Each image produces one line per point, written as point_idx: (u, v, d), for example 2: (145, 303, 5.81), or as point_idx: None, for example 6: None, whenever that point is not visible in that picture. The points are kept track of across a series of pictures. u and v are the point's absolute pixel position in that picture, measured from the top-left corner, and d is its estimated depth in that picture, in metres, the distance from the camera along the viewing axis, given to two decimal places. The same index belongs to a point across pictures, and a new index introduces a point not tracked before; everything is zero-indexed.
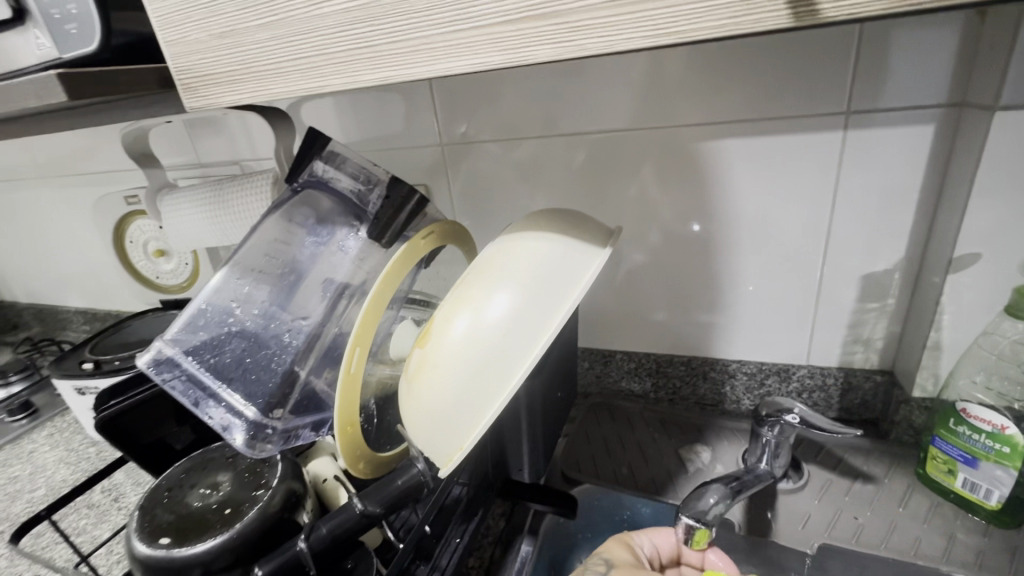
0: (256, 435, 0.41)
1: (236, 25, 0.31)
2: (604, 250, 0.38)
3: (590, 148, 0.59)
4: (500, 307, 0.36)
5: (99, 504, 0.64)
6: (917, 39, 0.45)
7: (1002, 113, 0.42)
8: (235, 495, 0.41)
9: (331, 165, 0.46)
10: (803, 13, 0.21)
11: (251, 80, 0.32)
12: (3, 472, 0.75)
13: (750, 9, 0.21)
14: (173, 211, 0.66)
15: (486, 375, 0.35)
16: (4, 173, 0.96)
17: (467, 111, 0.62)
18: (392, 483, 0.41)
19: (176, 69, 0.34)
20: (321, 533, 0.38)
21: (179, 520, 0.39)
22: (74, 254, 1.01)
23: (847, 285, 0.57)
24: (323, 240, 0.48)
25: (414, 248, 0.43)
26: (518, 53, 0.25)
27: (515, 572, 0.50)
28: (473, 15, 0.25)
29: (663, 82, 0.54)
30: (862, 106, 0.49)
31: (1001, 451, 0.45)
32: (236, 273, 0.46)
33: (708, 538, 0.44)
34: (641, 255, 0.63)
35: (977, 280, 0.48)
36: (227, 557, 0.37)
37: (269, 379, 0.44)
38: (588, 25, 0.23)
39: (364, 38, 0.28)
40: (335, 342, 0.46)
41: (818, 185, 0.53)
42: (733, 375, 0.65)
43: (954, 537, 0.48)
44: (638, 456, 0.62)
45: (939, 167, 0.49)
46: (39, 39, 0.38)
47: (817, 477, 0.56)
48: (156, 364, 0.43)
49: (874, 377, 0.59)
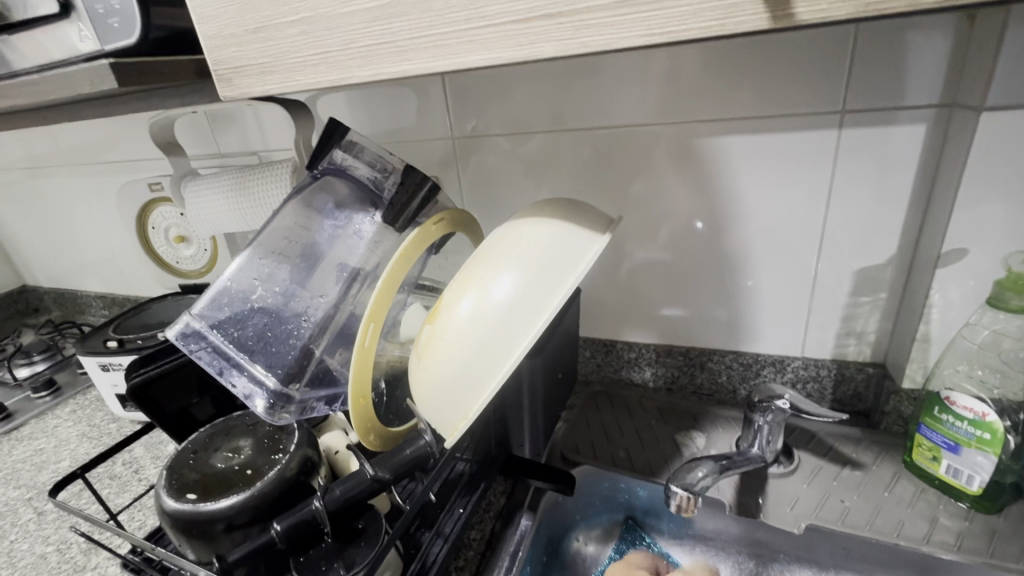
0: (276, 404, 0.44)
1: (269, 21, 0.34)
2: (603, 235, 0.41)
3: (594, 143, 0.62)
4: (505, 287, 0.39)
5: (121, 475, 0.67)
6: (909, 42, 0.47)
7: (988, 114, 0.44)
8: (255, 459, 0.44)
9: (350, 154, 0.49)
10: (781, 17, 0.23)
11: (280, 73, 0.35)
12: (29, 445, 0.79)
13: (732, 13, 0.24)
14: (195, 197, 0.69)
15: (489, 352, 0.38)
16: (30, 161, 1.00)
17: (478, 107, 0.65)
18: (401, 452, 0.43)
19: (213, 62, 0.37)
20: (334, 495, 0.40)
21: (204, 479, 0.42)
22: (96, 240, 1.05)
23: (841, 279, 0.59)
24: (340, 223, 0.51)
25: (426, 233, 0.45)
26: (526, 50, 0.28)
27: (515, 544, 0.52)
28: (484, 15, 0.28)
29: (666, 81, 0.56)
30: (857, 106, 0.51)
31: (982, 438, 0.47)
32: (258, 254, 0.50)
33: (694, 505, 0.45)
34: (643, 248, 0.66)
35: (964, 275, 0.50)
36: (248, 513, 0.40)
37: (288, 351, 0.47)
38: (590, 26, 0.26)
39: (386, 35, 0.31)
40: (349, 321, 0.48)
41: (813, 183, 0.55)
42: (730, 366, 0.67)
43: (937, 521, 0.50)
44: (635, 440, 0.64)
45: (930, 167, 0.51)
46: (82, 32, 0.42)
47: (807, 463, 0.58)
48: (183, 336, 0.46)
49: (866, 369, 0.61)
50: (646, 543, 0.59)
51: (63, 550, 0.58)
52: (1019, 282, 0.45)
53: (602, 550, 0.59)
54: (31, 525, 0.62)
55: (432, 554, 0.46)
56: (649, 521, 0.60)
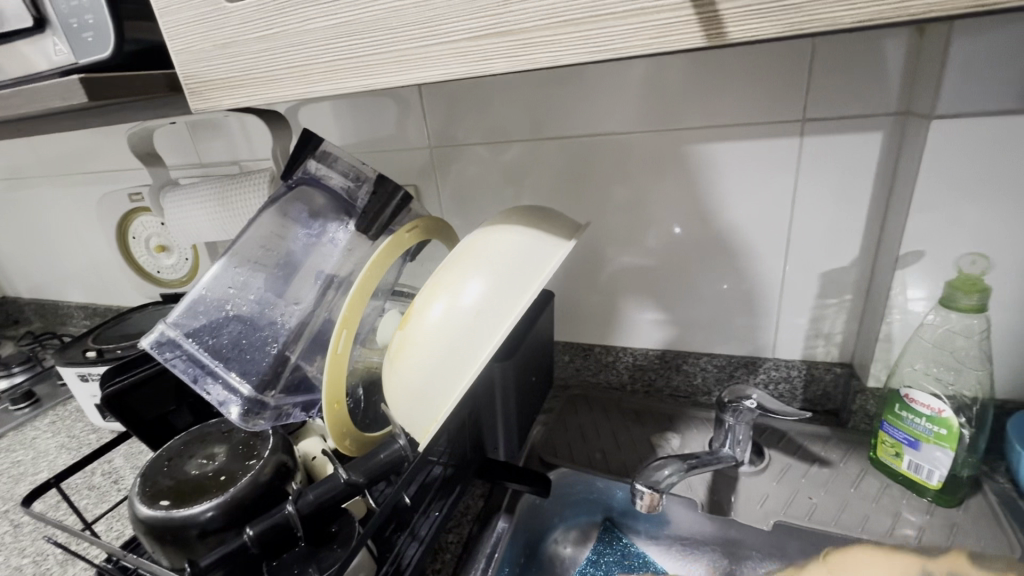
0: (250, 410, 0.45)
1: (237, 37, 0.35)
2: (568, 241, 0.42)
3: (569, 151, 0.64)
4: (473, 293, 0.40)
5: (100, 485, 0.66)
6: (863, 53, 0.49)
7: (938, 121, 0.46)
8: (229, 465, 0.44)
9: (324, 164, 0.51)
10: (715, 35, 0.25)
11: (249, 86, 0.36)
12: (7, 457, 0.78)
13: (670, 32, 0.25)
14: (174, 207, 0.70)
15: (457, 356, 0.39)
16: (10, 171, 1.00)
17: (456, 117, 0.66)
18: (376, 457, 0.44)
19: (185, 76, 0.38)
20: (308, 499, 0.41)
21: (178, 485, 0.43)
22: (76, 250, 1.04)
23: (808, 282, 0.60)
24: (315, 233, 0.52)
25: (398, 240, 0.46)
26: (482, 65, 0.29)
27: (492, 546, 0.53)
28: (440, 32, 0.29)
29: (636, 91, 0.58)
30: (816, 114, 0.53)
31: (939, 434, 0.49)
32: (234, 264, 0.50)
33: (655, 502, 0.47)
34: (617, 254, 0.67)
35: (922, 276, 0.52)
36: (222, 519, 0.40)
37: (262, 358, 0.47)
38: (541, 42, 0.27)
39: (350, 51, 0.32)
40: (323, 328, 0.49)
41: (778, 188, 0.57)
42: (704, 368, 0.69)
43: (901, 515, 0.51)
44: (611, 442, 0.66)
45: (888, 171, 0.53)
46: (56, 46, 0.42)
47: (777, 461, 0.60)
48: (158, 345, 0.46)
49: (834, 369, 0.63)
50: (624, 543, 0.60)
51: (40, 562, 0.57)
52: (967, 283, 0.45)
53: (579, 551, 0.60)
54: (7, 537, 0.62)
55: (407, 556, 0.46)
56: (628, 522, 0.60)
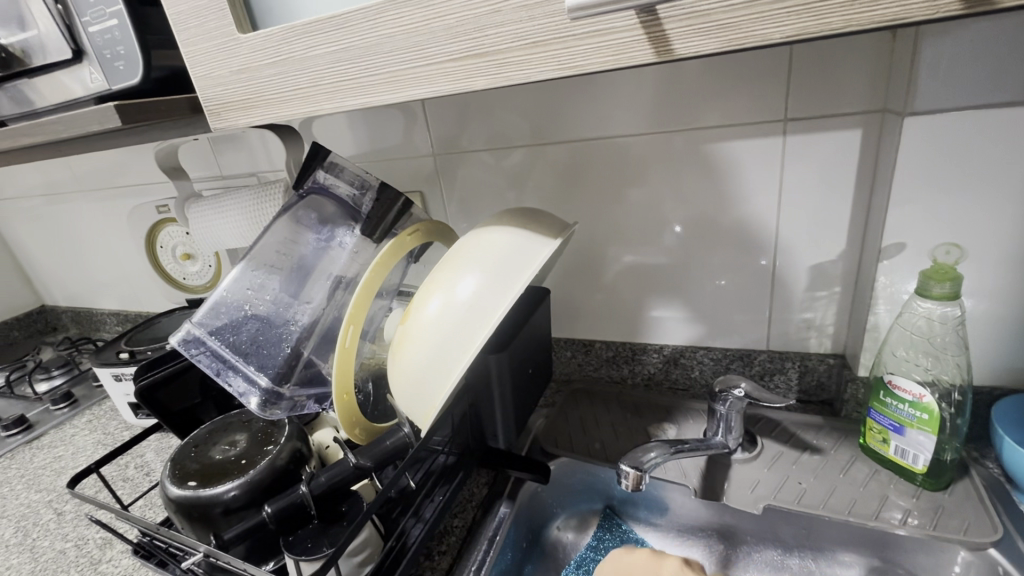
0: (268, 400, 0.50)
1: (251, 64, 0.39)
2: (554, 239, 0.45)
3: (564, 155, 0.67)
4: (466, 290, 0.43)
5: (133, 477, 0.71)
6: (837, 55, 0.51)
7: (912, 118, 0.48)
8: (249, 450, 0.48)
9: (331, 174, 0.55)
10: (663, 51, 0.28)
11: (261, 106, 0.40)
12: (49, 452, 0.84)
13: (626, 50, 0.28)
14: (198, 217, 0.75)
15: (451, 348, 0.43)
16: (47, 187, 1.07)
17: (458, 126, 0.70)
18: (382, 443, 0.48)
19: (205, 100, 0.43)
20: (320, 481, 0.45)
21: (204, 468, 0.47)
22: (109, 260, 1.11)
23: (798, 275, 0.62)
24: (325, 238, 0.56)
25: (401, 243, 0.50)
26: (463, 83, 0.33)
27: (494, 530, 0.56)
28: (425, 55, 0.33)
29: (625, 95, 0.61)
30: (798, 114, 0.55)
31: (922, 418, 0.50)
32: (251, 266, 0.54)
33: (642, 484, 0.49)
34: (616, 252, 0.70)
35: (903, 266, 0.54)
36: (242, 498, 0.44)
37: (277, 353, 0.51)
38: (514, 62, 0.31)
39: (348, 74, 0.36)
40: (332, 326, 0.53)
41: (765, 184, 0.59)
42: (701, 361, 0.71)
43: (888, 498, 0.53)
44: (610, 433, 0.68)
45: (870, 166, 0.55)
46: (92, 74, 0.47)
47: (770, 448, 0.62)
48: (185, 342, 0.51)
49: (827, 360, 0.65)
50: (623, 529, 0.62)
51: (81, 545, 0.62)
52: (940, 271, 0.47)
53: (579, 537, 0.63)
54: (52, 524, 0.67)
55: (411, 536, 0.50)
56: (626, 509, 0.64)
